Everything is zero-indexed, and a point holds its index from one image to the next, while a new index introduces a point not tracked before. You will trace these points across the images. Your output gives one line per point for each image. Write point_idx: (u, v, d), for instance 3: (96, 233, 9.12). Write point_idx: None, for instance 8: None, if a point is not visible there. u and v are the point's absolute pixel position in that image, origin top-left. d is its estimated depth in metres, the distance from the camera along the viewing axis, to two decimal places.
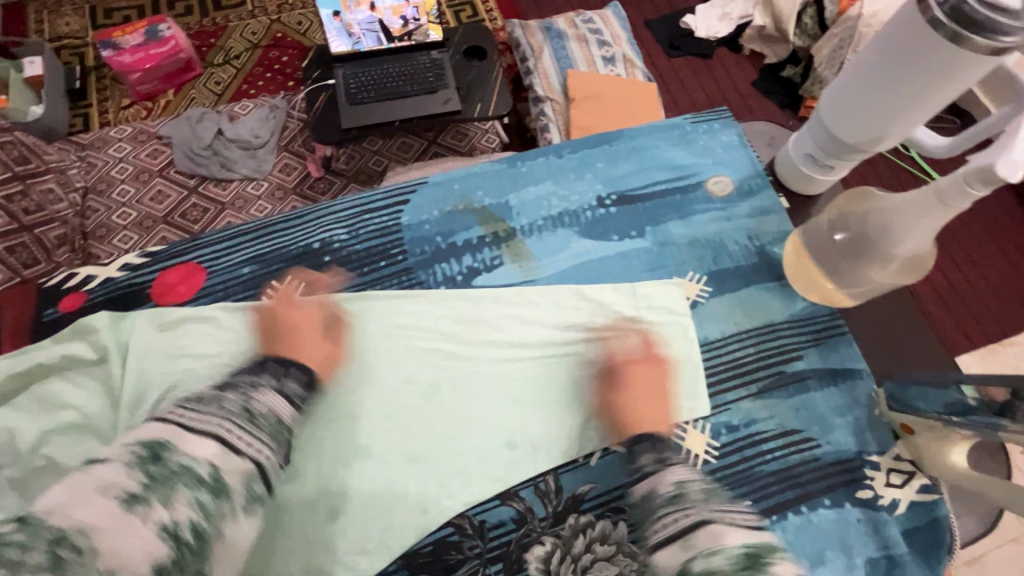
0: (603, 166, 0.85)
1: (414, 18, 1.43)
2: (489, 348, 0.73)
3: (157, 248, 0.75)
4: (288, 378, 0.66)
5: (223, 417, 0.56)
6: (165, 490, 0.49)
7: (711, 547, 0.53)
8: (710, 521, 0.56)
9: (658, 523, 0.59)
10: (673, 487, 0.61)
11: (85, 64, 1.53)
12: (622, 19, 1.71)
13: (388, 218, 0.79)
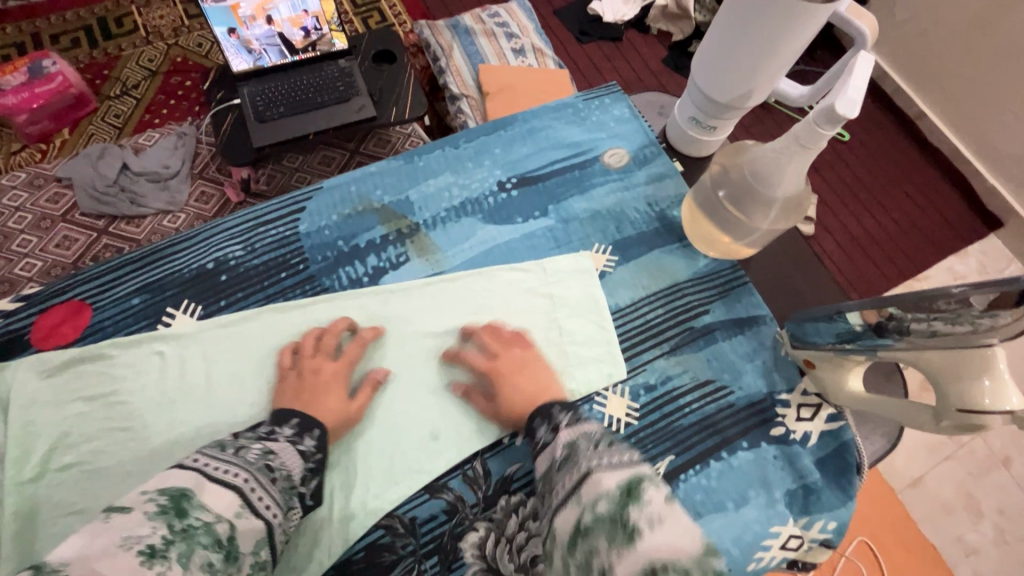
0: (499, 151, 0.86)
1: (315, 28, 1.39)
2: (401, 342, 0.72)
3: (33, 291, 0.70)
4: (306, 437, 0.60)
5: (242, 468, 0.53)
6: (187, 546, 0.44)
7: (593, 498, 0.48)
8: (592, 468, 0.50)
9: (560, 483, 0.53)
10: (565, 449, 0.56)
11: None
12: (528, 10, 1.73)
13: (285, 229, 0.77)
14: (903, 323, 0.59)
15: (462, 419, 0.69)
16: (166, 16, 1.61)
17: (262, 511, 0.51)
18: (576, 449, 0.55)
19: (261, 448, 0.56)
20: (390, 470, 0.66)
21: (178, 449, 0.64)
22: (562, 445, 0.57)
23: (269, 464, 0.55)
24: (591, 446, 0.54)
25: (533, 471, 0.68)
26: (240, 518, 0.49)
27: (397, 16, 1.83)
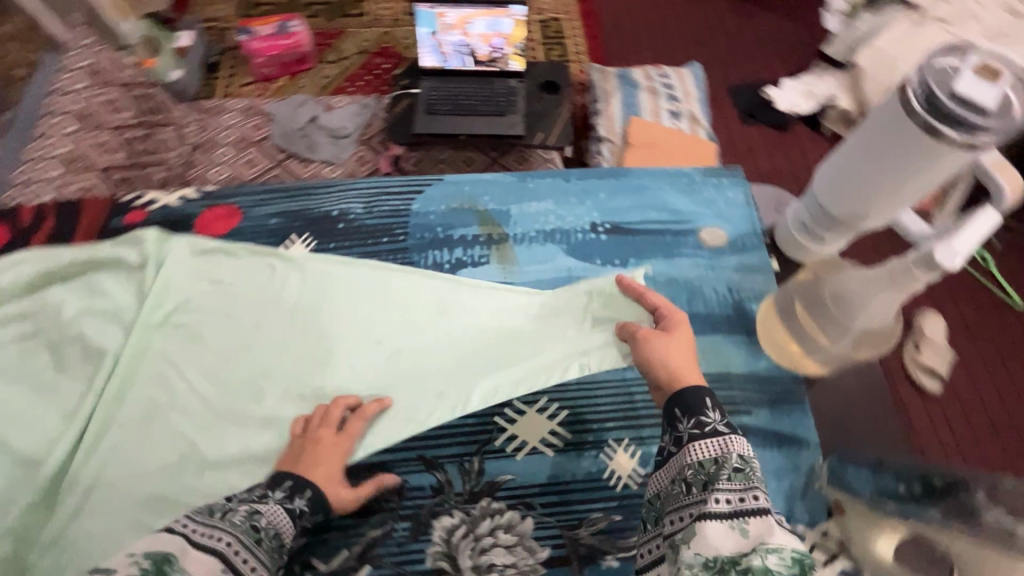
0: (604, 196, 0.91)
1: (499, 48, 1.57)
2: (450, 323, 0.77)
3: (211, 189, 0.90)
4: (297, 497, 0.62)
5: (228, 532, 0.55)
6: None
7: (765, 544, 0.47)
8: (766, 510, 0.50)
9: (719, 497, 0.51)
10: (740, 460, 0.54)
11: (224, 44, 1.82)
12: (699, 80, 1.76)
13: (401, 203, 0.89)
14: (979, 508, 0.53)
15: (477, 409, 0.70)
16: (390, 10, 1.92)
17: (244, 572, 0.53)
18: (751, 471, 0.53)
19: (248, 510, 0.58)
20: (398, 414, 0.71)
21: (254, 345, 0.77)
22: (738, 456, 0.54)
23: (256, 526, 0.57)
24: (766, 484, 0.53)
25: (523, 488, 0.71)
26: None
27: (576, 54, 1.97)
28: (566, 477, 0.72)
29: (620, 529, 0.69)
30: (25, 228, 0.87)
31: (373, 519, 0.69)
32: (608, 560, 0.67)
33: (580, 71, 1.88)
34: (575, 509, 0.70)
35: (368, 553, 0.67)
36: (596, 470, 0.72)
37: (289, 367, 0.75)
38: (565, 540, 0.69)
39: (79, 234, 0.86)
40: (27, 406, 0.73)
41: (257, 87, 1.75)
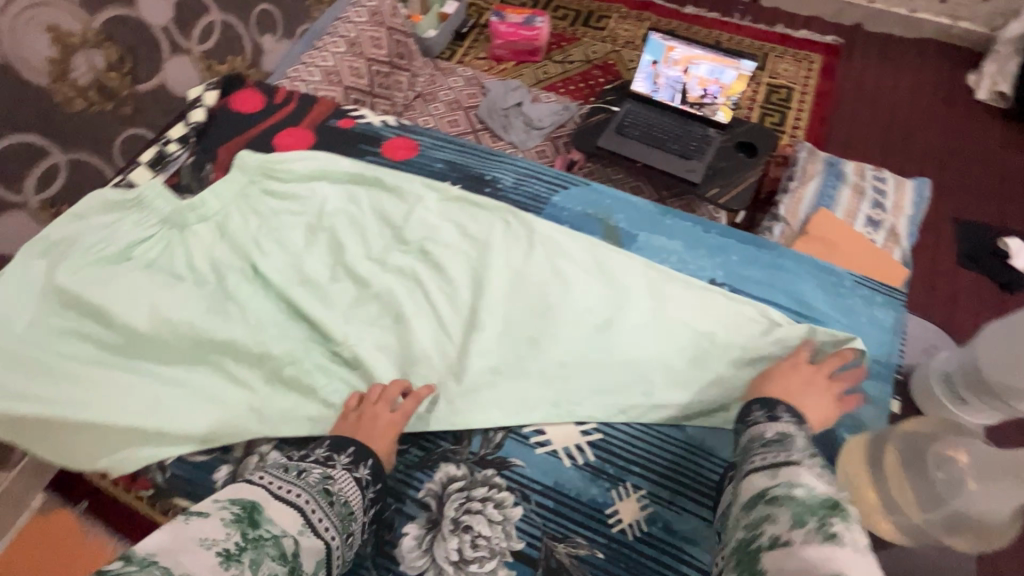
0: (737, 260, 0.88)
1: (713, 96, 1.59)
2: (653, 320, 0.83)
3: (403, 120, 1.04)
4: (360, 466, 0.67)
5: (303, 489, 0.61)
6: (256, 555, 0.52)
7: (792, 480, 0.54)
8: (796, 463, 0.56)
9: (756, 457, 0.60)
10: (777, 435, 0.61)
11: (478, 22, 2.17)
12: (922, 199, 1.54)
13: (545, 191, 0.95)
14: None
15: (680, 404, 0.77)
16: (626, 32, 2.15)
17: (321, 531, 0.59)
18: (791, 440, 0.60)
19: (320, 474, 0.64)
20: (591, 394, 0.78)
21: (391, 263, 0.89)
22: (774, 431, 0.62)
23: (328, 489, 0.62)
24: (806, 451, 0.59)
25: (527, 480, 0.73)
26: (303, 536, 0.57)
27: (794, 127, 1.84)
28: (570, 492, 0.72)
29: (596, 567, 0.68)
30: (277, 102, 1.08)
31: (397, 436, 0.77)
32: None
33: (787, 144, 1.76)
34: (563, 524, 0.70)
35: None
36: (600, 502, 0.72)
37: (498, 310, 0.84)
38: (542, 545, 0.69)
39: (302, 122, 1.05)
40: (279, 270, 0.88)
41: (485, 62, 2.06)
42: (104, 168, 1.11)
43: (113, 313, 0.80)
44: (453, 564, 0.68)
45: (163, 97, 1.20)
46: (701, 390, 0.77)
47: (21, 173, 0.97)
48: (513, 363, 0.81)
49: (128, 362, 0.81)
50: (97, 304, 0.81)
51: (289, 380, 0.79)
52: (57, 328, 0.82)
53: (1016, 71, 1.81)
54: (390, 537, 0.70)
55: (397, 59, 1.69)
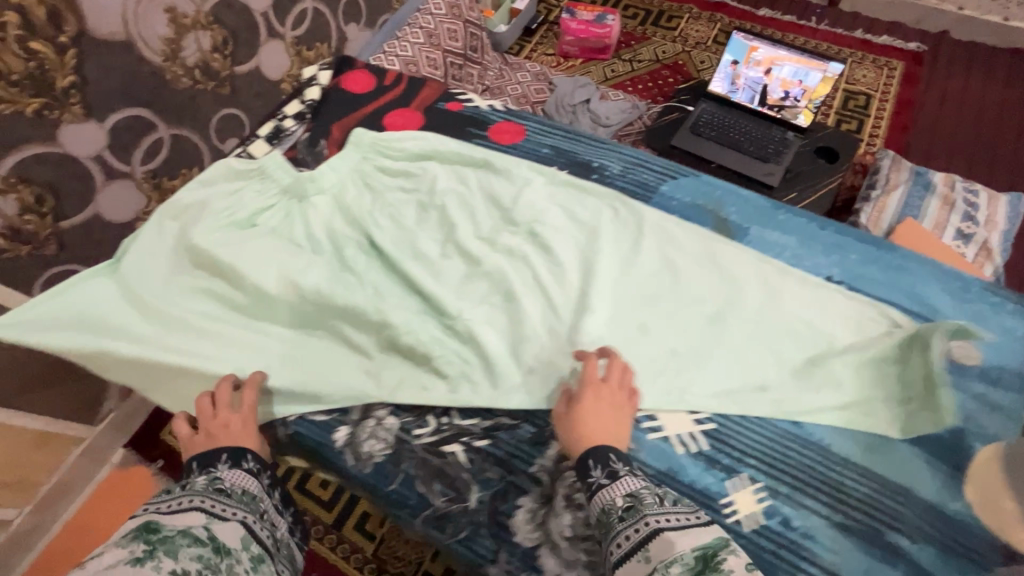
0: (855, 259, 0.86)
1: (795, 97, 1.58)
2: (765, 315, 0.81)
3: (511, 105, 1.06)
4: (243, 462, 0.67)
5: (189, 495, 0.58)
6: (170, 545, 0.49)
7: (666, 559, 0.52)
8: (661, 529, 0.55)
9: (619, 538, 0.57)
10: (627, 499, 0.60)
11: (547, 18, 2.18)
12: (1016, 214, 1.42)
13: (653, 180, 0.95)
14: None
15: (796, 400, 0.75)
16: (698, 33, 2.12)
17: (227, 514, 0.58)
18: (639, 501, 0.59)
19: (205, 480, 0.62)
20: (704, 383, 0.77)
21: (498, 243, 0.90)
22: (623, 495, 0.61)
23: (217, 488, 0.61)
24: (654, 504, 0.59)
25: (640, 463, 0.73)
26: (212, 526, 0.55)
27: (869, 137, 1.80)
28: (683, 480, 0.72)
29: None
30: (386, 84, 1.11)
31: (507, 412, 0.78)
32: None
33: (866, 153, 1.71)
34: None
35: (492, 432, 0.76)
36: (714, 492, 0.71)
37: (607, 295, 0.85)
38: None
39: (408, 104, 1.07)
40: (392, 242, 0.91)
41: (553, 58, 2.07)
42: (200, 144, 1.15)
43: (243, 273, 0.84)
44: (567, 540, 0.68)
45: (256, 79, 1.23)
46: (820, 391, 0.75)
47: (133, 144, 1.04)
48: (624, 349, 0.81)
49: (253, 321, 0.85)
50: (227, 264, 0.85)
51: (403, 348, 0.82)
52: (191, 285, 0.87)
53: None
54: (504, 508, 0.71)
55: (471, 52, 1.70)
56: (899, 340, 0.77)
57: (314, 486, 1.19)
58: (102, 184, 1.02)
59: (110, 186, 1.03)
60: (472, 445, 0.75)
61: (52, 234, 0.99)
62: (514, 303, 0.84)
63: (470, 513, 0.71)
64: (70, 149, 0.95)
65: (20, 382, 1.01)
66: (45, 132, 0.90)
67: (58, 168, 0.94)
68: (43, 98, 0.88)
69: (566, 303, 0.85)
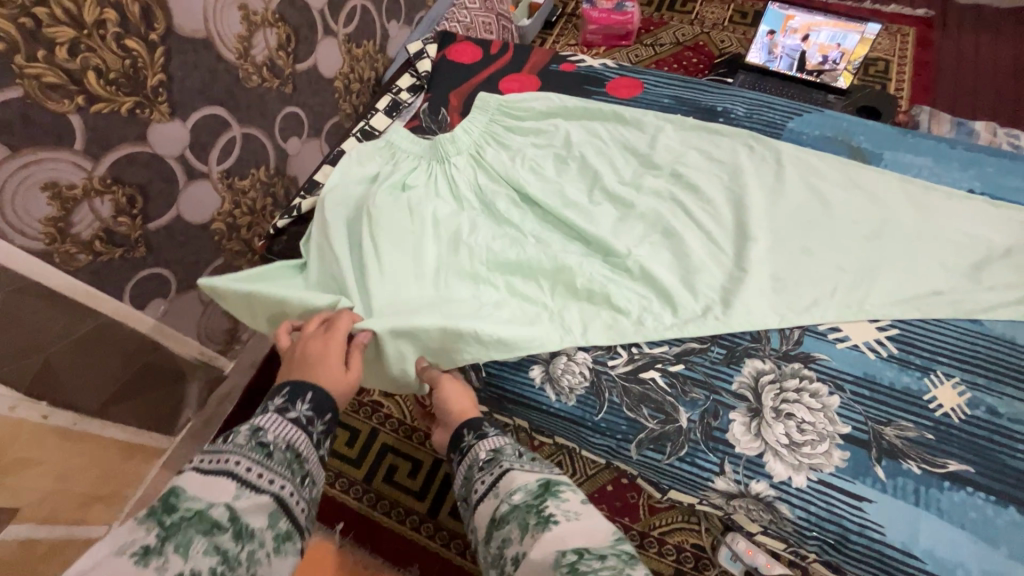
0: (991, 171, 0.90)
1: (834, 60, 1.61)
2: (922, 226, 0.84)
3: (625, 63, 1.10)
4: (297, 405, 0.67)
5: (234, 452, 0.59)
6: (181, 536, 0.49)
7: (510, 489, 0.64)
8: (512, 469, 0.66)
9: (478, 484, 0.68)
10: (490, 453, 0.70)
11: (566, 10, 2.08)
12: None
13: (780, 118, 0.99)
14: None
15: (972, 300, 0.78)
16: (717, 13, 2.01)
17: (261, 486, 0.57)
18: (499, 455, 0.69)
19: (250, 432, 0.62)
20: (880, 293, 0.80)
21: (641, 188, 0.92)
22: (488, 450, 0.70)
23: (261, 443, 0.61)
24: (514, 455, 0.69)
25: (837, 370, 0.75)
26: (239, 500, 0.55)
27: (899, 78, 1.76)
28: (883, 382, 0.74)
29: (930, 447, 0.69)
30: (493, 53, 1.14)
31: (693, 339, 0.79)
32: (910, 463, 0.68)
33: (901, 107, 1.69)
34: (885, 409, 0.72)
35: (685, 356, 0.78)
36: (916, 390, 0.73)
37: (765, 222, 0.87)
38: (869, 429, 0.71)
39: (518, 71, 1.11)
40: (541, 192, 0.92)
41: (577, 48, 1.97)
42: (268, 145, 1.11)
43: (422, 238, 0.88)
44: (786, 446, 0.70)
45: (314, 78, 1.16)
46: (994, 290, 0.78)
47: (210, 143, 0.99)
48: (793, 270, 0.83)
49: (437, 278, 0.86)
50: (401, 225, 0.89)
51: (574, 290, 0.83)
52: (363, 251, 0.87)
53: None
54: (718, 424, 0.73)
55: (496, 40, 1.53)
56: None
57: (404, 477, 1.18)
58: (184, 185, 0.98)
59: (192, 187, 0.99)
60: (668, 370, 0.77)
61: (142, 237, 0.94)
62: (674, 238, 0.87)
63: (685, 431, 0.73)
64: (158, 149, 0.90)
65: (111, 390, 1.00)
66: (137, 130, 0.86)
67: (147, 168, 0.90)
68: (136, 97, 0.84)
69: (723, 235, 0.87)
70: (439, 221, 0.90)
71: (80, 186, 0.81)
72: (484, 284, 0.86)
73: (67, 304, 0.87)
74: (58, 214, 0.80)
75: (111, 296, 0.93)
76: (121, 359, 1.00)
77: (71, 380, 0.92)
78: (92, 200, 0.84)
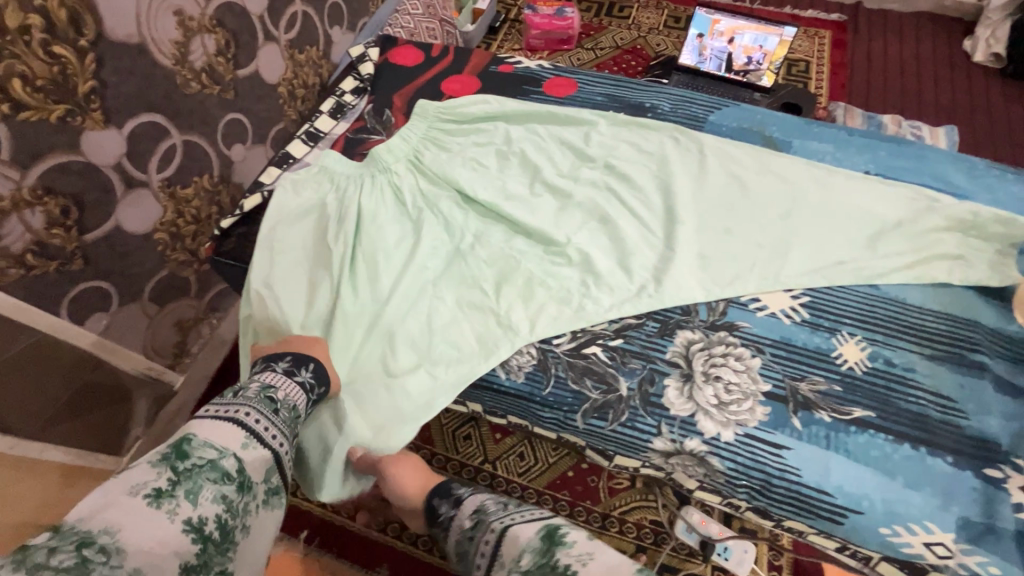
0: (883, 155, 1.01)
1: (758, 61, 1.74)
2: (827, 203, 0.93)
3: (560, 63, 1.16)
4: (302, 371, 0.75)
5: (244, 403, 0.66)
6: (192, 482, 0.56)
7: (515, 556, 0.64)
8: (508, 527, 0.68)
9: (478, 557, 0.69)
10: (474, 518, 0.72)
11: (509, 16, 2.15)
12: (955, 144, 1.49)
13: (702, 112, 1.08)
14: None
15: (870, 267, 0.88)
16: (652, 18, 2.12)
17: (266, 440, 0.65)
18: (484, 518, 0.71)
19: (261, 388, 0.69)
20: (793, 266, 0.88)
21: (578, 180, 0.98)
22: (471, 516, 0.73)
23: (270, 398, 0.69)
24: (497, 512, 0.72)
25: (757, 336, 0.83)
26: (246, 450, 0.62)
27: (817, 77, 1.91)
28: (797, 343, 0.83)
29: (839, 397, 0.78)
30: (435, 56, 1.18)
31: (631, 315, 0.85)
32: (822, 412, 0.77)
33: (820, 102, 1.83)
34: (799, 367, 0.80)
35: (623, 331, 0.84)
36: (825, 348, 0.82)
37: (690, 207, 0.95)
38: (786, 385, 0.79)
39: (461, 72, 1.15)
40: (485, 187, 0.97)
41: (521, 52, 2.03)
42: (210, 151, 1.11)
43: (376, 253, 0.90)
44: (716, 406, 0.77)
45: (257, 83, 1.17)
46: (888, 257, 0.89)
47: (149, 151, 0.98)
48: (716, 250, 0.91)
49: (391, 296, 0.88)
50: (355, 245, 0.91)
51: (520, 277, 0.89)
52: (319, 273, 0.90)
53: (1010, 33, 1.88)
54: (655, 390, 0.79)
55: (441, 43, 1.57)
56: (944, 206, 0.91)
57: None
58: (123, 195, 0.96)
59: (131, 196, 0.98)
60: (608, 345, 0.83)
61: (78, 248, 0.92)
62: (611, 224, 0.93)
63: (626, 399, 0.79)
64: (92, 158, 0.89)
65: (52, 410, 0.97)
66: (69, 139, 0.85)
67: (81, 177, 0.89)
68: (66, 104, 0.83)
69: (654, 219, 0.94)
70: (388, 227, 0.93)
71: (8, 198, 0.79)
72: (434, 286, 0.89)
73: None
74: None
75: (47, 310, 0.90)
76: (61, 375, 0.97)
77: (11, 401, 0.89)
78: (23, 213, 0.82)
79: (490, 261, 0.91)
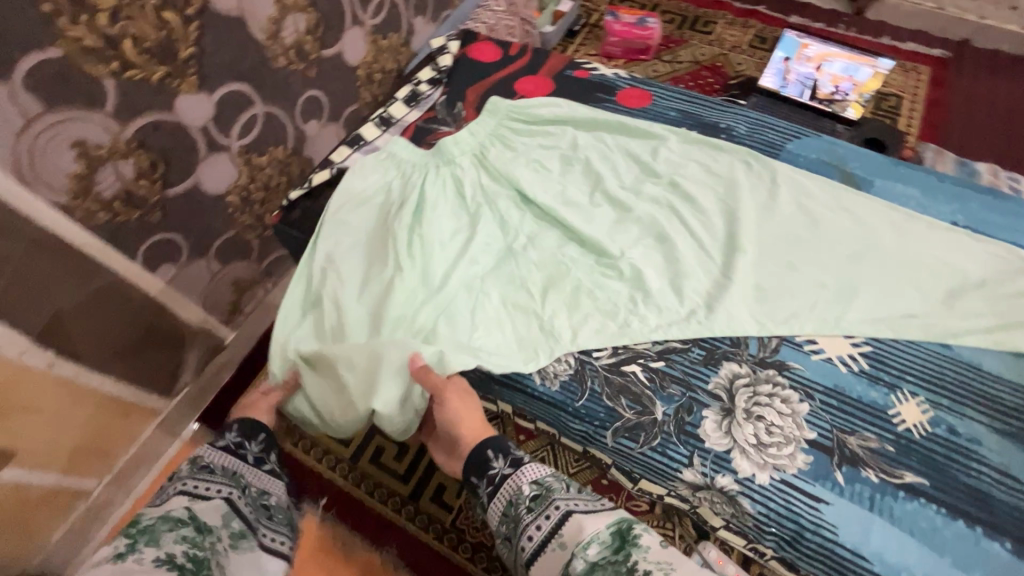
0: (975, 207, 0.94)
1: (845, 91, 1.65)
2: (905, 251, 0.88)
3: (637, 73, 1.15)
4: (228, 433, 0.85)
5: (174, 482, 0.75)
6: (151, 535, 0.64)
7: (581, 543, 0.64)
8: (572, 512, 0.68)
9: (529, 530, 0.69)
10: (534, 489, 0.71)
11: (589, 20, 2.13)
12: None
13: (779, 139, 1.04)
14: None
15: (944, 326, 0.82)
16: (737, 36, 2.05)
17: (209, 496, 0.74)
18: (545, 494, 0.71)
19: (187, 466, 0.79)
20: (857, 312, 0.84)
21: (639, 194, 0.97)
22: (533, 487, 0.72)
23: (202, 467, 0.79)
24: (561, 491, 0.71)
25: (808, 380, 0.79)
26: (192, 507, 0.71)
27: (908, 115, 1.80)
28: (850, 395, 0.78)
29: (889, 458, 0.73)
30: (512, 55, 1.19)
31: (677, 339, 0.83)
32: (869, 471, 0.72)
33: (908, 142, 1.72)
34: (850, 420, 0.76)
35: (666, 354, 0.82)
36: (882, 404, 0.77)
37: (754, 236, 0.91)
38: (834, 437, 0.75)
39: (535, 73, 1.15)
40: (545, 191, 0.97)
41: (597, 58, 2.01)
42: (287, 124, 1.16)
43: (431, 241, 0.92)
44: (754, 446, 0.74)
45: (338, 64, 1.21)
46: (966, 317, 0.82)
47: (233, 118, 1.04)
48: (775, 284, 0.87)
49: (441, 281, 0.90)
50: (412, 230, 0.93)
51: (566, 284, 0.88)
52: (375, 254, 0.93)
53: None
54: (691, 420, 0.77)
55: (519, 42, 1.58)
56: None
57: (390, 459, 1.22)
58: (205, 156, 1.02)
59: (211, 158, 1.04)
60: (649, 366, 0.81)
61: (160, 201, 0.98)
62: (667, 244, 0.91)
63: (660, 423, 0.77)
64: (183, 120, 0.95)
65: (119, 346, 1.04)
66: (165, 100, 0.91)
67: (171, 136, 0.95)
68: (167, 67, 0.89)
69: (713, 244, 0.91)
70: (445, 218, 0.95)
71: (106, 147, 0.86)
72: (481, 282, 0.90)
73: (84, 259, 0.91)
74: (84, 172, 0.85)
75: (126, 255, 0.97)
76: (131, 314, 1.03)
77: (84, 335, 0.96)
78: (117, 162, 0.88)
79: (539, 265, 0.91)
